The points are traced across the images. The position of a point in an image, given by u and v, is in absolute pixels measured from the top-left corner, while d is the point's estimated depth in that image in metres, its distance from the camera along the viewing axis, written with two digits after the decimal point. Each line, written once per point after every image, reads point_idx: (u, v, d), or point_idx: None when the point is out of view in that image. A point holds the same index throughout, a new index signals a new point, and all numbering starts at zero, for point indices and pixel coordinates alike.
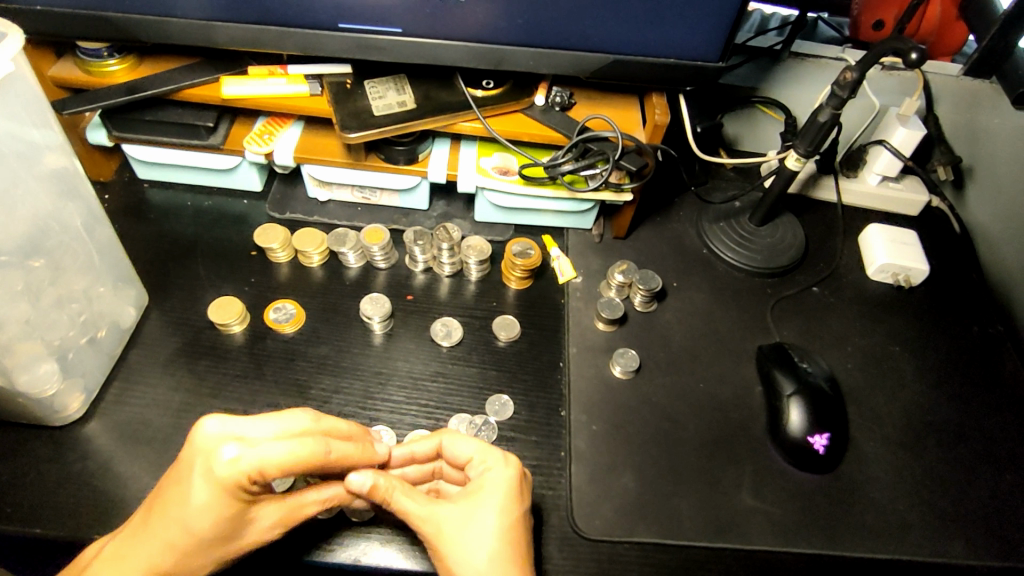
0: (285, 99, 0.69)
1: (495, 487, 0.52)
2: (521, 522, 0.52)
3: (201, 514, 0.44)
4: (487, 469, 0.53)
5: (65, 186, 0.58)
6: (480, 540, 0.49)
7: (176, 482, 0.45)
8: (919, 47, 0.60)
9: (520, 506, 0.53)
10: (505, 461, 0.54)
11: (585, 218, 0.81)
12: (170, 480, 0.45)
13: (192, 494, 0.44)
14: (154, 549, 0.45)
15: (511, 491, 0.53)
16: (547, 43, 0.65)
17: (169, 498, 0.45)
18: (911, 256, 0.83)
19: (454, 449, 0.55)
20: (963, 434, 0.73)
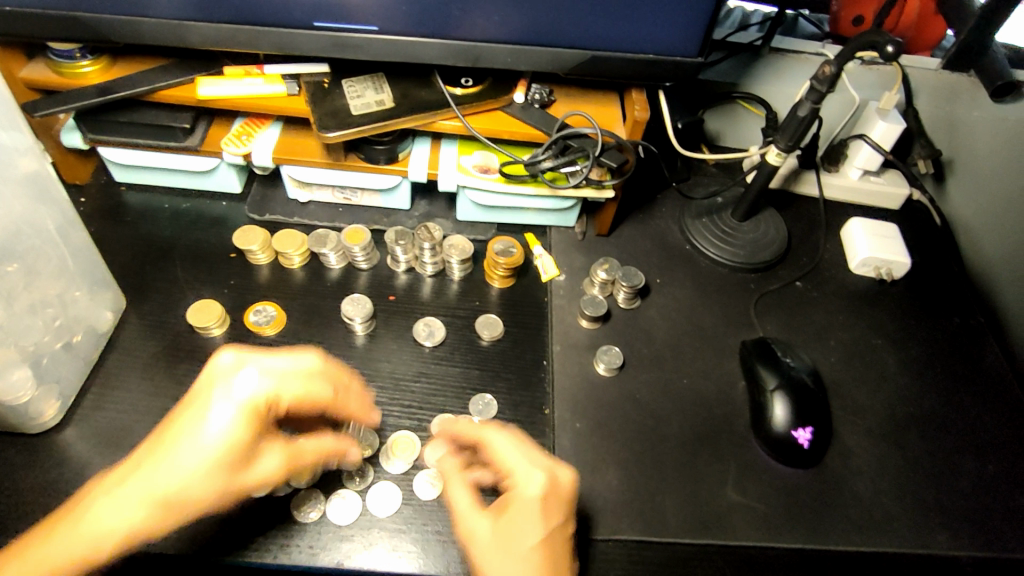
0: (262, 99, 0.68)
1: (526, 505, 0.51)
2: (557, 539, 0.51)
3: (222, 434, 0.48)
4: (520, 483, 0.52)
5: (38, 190, 0.57)
6: (508, 560, 0.50)
7: (196, 404, 0.48)
8: (895, 40, 0.62)
9: (559, 520, 0.52)
10: (544, 475, 0.52)
11: (568, 216, 0.81)
12: (187, 403, 0.49)
13: (215, 415, 0.48)
14: (169, 472, 0.47)
15: (544, 509, 0.51)
16: (525, 39, 0.65)
17: (189, 418, 0.48)
18: (892, 250, 0.84)
19: (499, 450, 0.54)
20: (945, 425, 0.73)
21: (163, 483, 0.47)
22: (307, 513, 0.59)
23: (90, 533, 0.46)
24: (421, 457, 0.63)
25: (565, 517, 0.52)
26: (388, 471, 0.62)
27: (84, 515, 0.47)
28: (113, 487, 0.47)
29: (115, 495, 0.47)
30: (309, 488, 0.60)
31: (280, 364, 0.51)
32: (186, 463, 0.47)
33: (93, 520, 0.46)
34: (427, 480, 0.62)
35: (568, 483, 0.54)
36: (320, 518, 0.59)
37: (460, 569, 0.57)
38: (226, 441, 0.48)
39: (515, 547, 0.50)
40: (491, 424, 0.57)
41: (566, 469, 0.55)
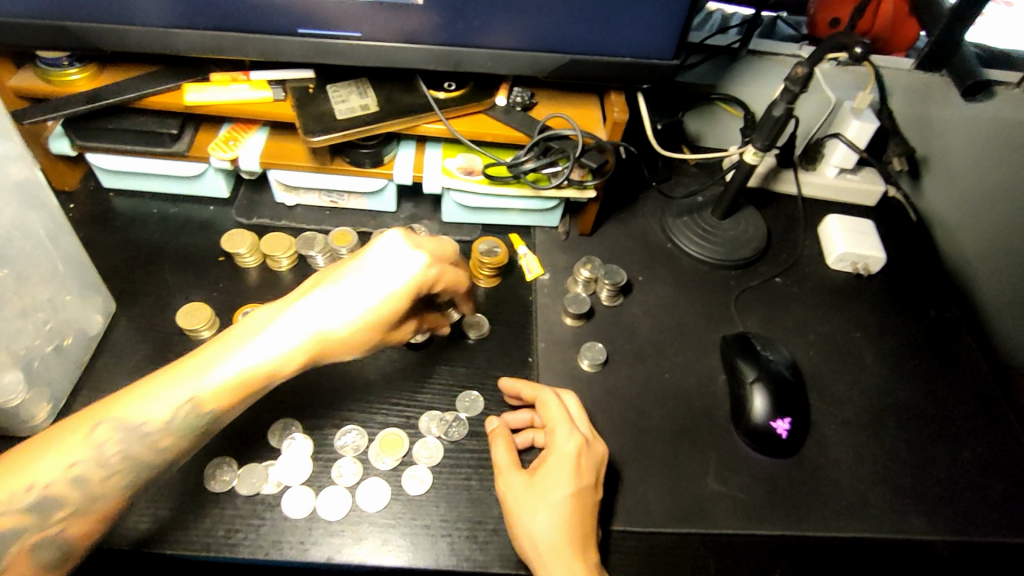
0: (248, 104, 0.70)
1: (562, 460, 0.58)
2: (586, 499, 0.57)
3: (386, 295, 0.53)
4: (557, 441, 0.59)
5: (29, 196, 0.58)
6: (538, 509, 0.56)
7: (364, 263, 0.54)
8: (863, 41, 0.64)
9: (589, 481, 0.58)
10: (580, 438, 0.60)
11: (551, 216, 0.82)
12: (354, 262, 0.54)
13: (379, 275, 0.53)
14: (335, 317, 0.52)
15: (576, 467, 0.58)
16: (505, 44, 0.67)
17: (357, 274, 0.53)
18: (868, 245, 0.86)
19: (546, 411, 0.62)
20: (920, 415, 0.75)
21: (330, 325, 0.52)
22: (297, 510, 0.60)
23: (262, 361, 0.51)
24: (409, 453, 0.64)
25: (594, 480, 0.59)
26: (377, 467, 0.63)
27: (254, 344, 0.51)
28: (281, 320, 0.52)
29: (282, 326, 0.52)
30: (300, 485, 0.62)
31: (431, 246, 0.57)
32: (352, 310, 0.52)
33: (263, 349, 0.51)
34: (415, 476, 0.63)
35: (600, 452, 0.61)
36: (310, 513, 0.60)
37: (448, 561, 0.58)
38: (392, 301, 0.53)
39: (546, 497, 0.56)
40: (549, 390, 0.64)
41: (599, 440, 0.62)
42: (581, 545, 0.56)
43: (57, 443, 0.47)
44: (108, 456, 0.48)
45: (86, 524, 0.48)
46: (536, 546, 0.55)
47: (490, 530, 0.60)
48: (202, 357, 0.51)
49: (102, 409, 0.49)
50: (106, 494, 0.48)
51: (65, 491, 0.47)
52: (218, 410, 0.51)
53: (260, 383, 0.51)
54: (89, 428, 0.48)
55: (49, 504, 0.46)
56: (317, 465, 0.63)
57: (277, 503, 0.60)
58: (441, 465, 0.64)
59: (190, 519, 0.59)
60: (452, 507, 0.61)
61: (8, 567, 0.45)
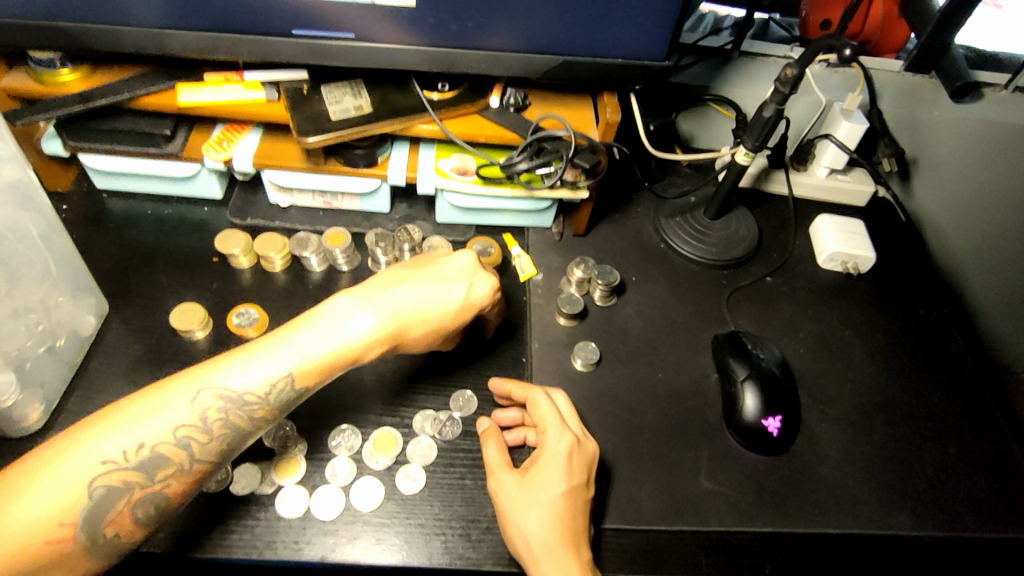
0: (241, 105, 0.70)
1: (552, 460, 0.58)
2: (578, 498, 0.58)
3: (459, 298, 0.62)
4: (548, 441, 0.60)
5: (20, 197, 0.58)
6: (531, 509, 0.56)
7: (442, 270, 0.63)
8: (851, 43, 0.64)
9: (581, 479, 0.59)
10: (570, 437, 0.60)
11: (545, 217, 0.83)
12: (431, 267, 0.63)
13: (454, 282, 0.62)
14: (413, 308, 0.60)
15: (567, 465, 0.58)
16: (498, 45, 0.67)
17: (435, 279, 0.62)
18: (858, 244, 0.87)
19: (536, 411, 0.62)
20: (909, 412, 0.76)
21: (410, 316, 0.60)
22: (291, 510, 0.60)
23: (354, 339, 0.57)
24: (403, 452, 0.65)
25: (586, 479, 0.59)
26: (371, 467, 0.63)
27: (344, 326, 0.57)
28: (372, 304, 0.59)
29: (373, 310, 0.58)
30: (293, 485, 0.62)
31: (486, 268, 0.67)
32: (433, 305, 0.61)
33: (354, 329, 0.57)
34: (409, 475, 0.63)
35: (590, 451, 0.61)
36: (304, 513, 0.60)
37: (442, 560, 0.59)
38: (467, 303, 0.62)
39: (537, 496, 0.57)
40: (538, 389, 0.64)
41: (590, 438, 0.62)
42: (573, 543, 0.56)
43: (162, 402, 0.51)
44: (210, 421, 0.52)
45: (181, 485, 0.52)
46: (529, 546, 0.55)
47: (483, 528, 0.61)
48: (295, 335, 0.56)
49: (200, 375, 0.53)
50: (202, 458, 0.52)
51: (171, 451, 0.50)
52: (304, 386, 0.56)
53: (345, 361, 0.57)
54: (193, 392, 0.52)
55: (157, 463, 0.50)
56: (311, 465, 0.63)
57: (270, 502, 0.60)
58: (435, 464, 0.64)
59: (182, 519, 0.58)
60: (447, 505, 0.62)
61: (112, 522, 0.49)
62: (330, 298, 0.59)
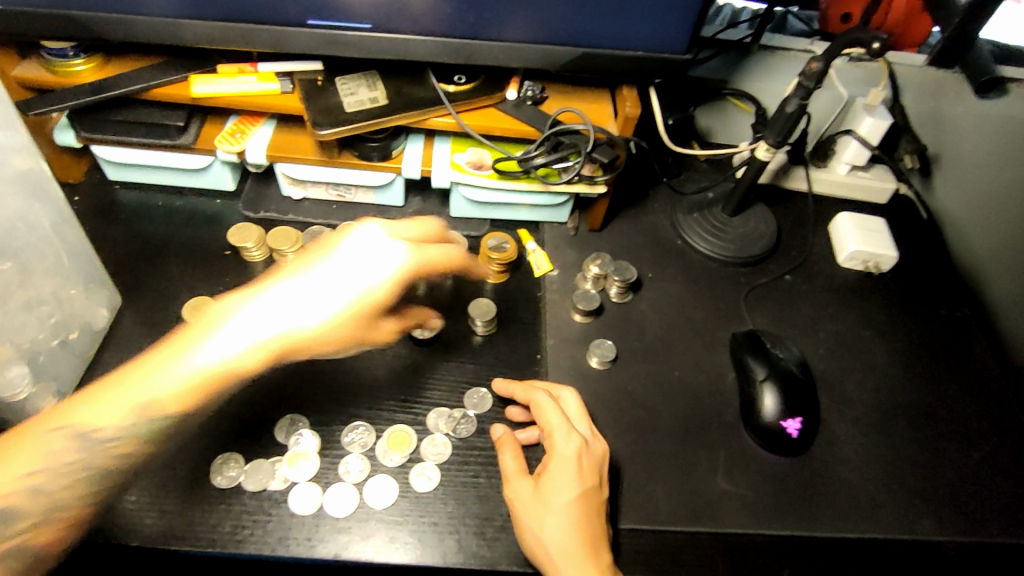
0: (254, 96, 0.69)
1: (562, 464, 0.57)
2: (592, 501, 0.57)
3: (359, 296, 0.59)
4: (556, 445, 0.58)
5: (31, 187, 0.57)
6: (547, 518, 0.55)
7: (336, 254, 0.61)
8: (879, 36, 0.62)
9: (593, 481, 0.58)
10: (578, 440, 0.59)
11: (560, 211, 0.82)
12: (315, 261, 0.61)
13: (345, 279, 0.60)
14: (302, 318, 0.57)
15: (578, 469, 0.57)
16: (516, 37, 0.66)
17: (337, 272, 0.60)
18: (879, 243, 0.85)
19: (542, 413, 0.61)
20: (930, 414, 0.74)
21: (297, 327, 0.57)
22: (304, 506, 0.59)
23: (217, 363, 0.55)
24: (417, 450, 0.64)
25: (598, 480, 0.58)
26: (384, 464, 0.63)
27: (212, 344, 0.56)
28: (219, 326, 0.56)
29: (224, 335, 0.56)
30: (306, 481, 0.61)
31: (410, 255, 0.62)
32: (328, 317, 0.58)
33: (214, 352, 0.55)
34: (423, 473, 0.62)
35: (600, 450, 0.60)
36: (317, 510, 0.59)
37: (456, 559, 0.58)
38: (356, 306, 0.59)
39: (551, 504, 0.56)
40: (541, 391, 0.63)
41: (599, 436, 0.61)
42: (592, 547, 0.55)
43: (13, 451, 0.49)
44: (51, 465, 0.49)
45: (54, 531, 0.49)
46: (548, 553, 0.54)
47: (498, 527, 0.60)
48: (153, 357, 0.55)
49: (65, 414, 0.51)
50: (67, 503, 0.49)
51: (21, 500, 0.48)
52: (202, 405, 0.55)
53: (237, 378, 0.56)
54: (28, 438, 0.50)
55: (11, 515, 0.47)
56: (323, 461, 0.62)
57: (283, 499, 0.60)
58: (450, 462, 0.63)
59: (193, 514, 0.58)
60: (461, 504, 0.61)
61: None
62: (207, 309, 0.58)
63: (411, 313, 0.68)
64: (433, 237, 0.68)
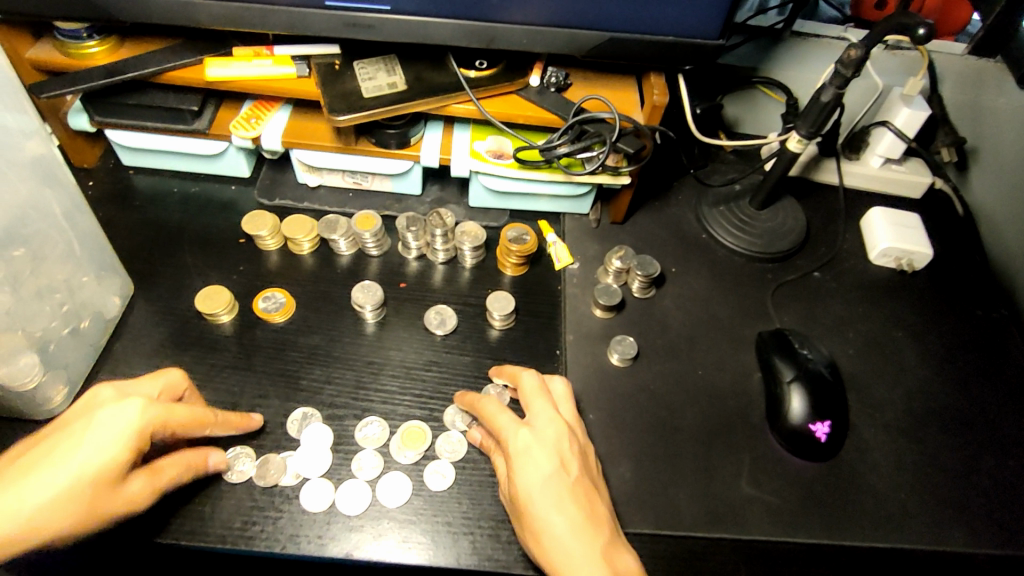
0: (271, 81, 0.67)
1: (515, 460, 0.53)
2: (561, 485, 0.52)
3: (69, 467, 0.45)
4: (508, 445, 0.54)
5: (45, 173, 0.56)
6: (534, 521, 0.51)
7: (73, 428, 0.46)
8: (926, 22, 0.59)
9: (555, 465, 0.52)
10: (524, 430, 0.54)
11: (582, 202, 0.79)
12: (65, 442, 0.46)
13: (54, 457, 0.45)
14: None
15: (533, 462, 0.52)
16: (542, 20, 0.63)
17: (46, 454, 0.45)
18: (913, 240, 0.81)
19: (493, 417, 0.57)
20: (965, 420, 0.71)
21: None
22: (316, 503, 0.58)
23: None
24: (431, 447, 0.62)
25: (561, 462, 0.53)
26: (398, 461, 0.61)
27: None
28: None
29: None
30: (318, 476, 0.60)
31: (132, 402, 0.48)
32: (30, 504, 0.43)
33: None
34: (437, 471, 0.61)
35: (556, 430, 0.54)
36: (329, 507, 0.58)
37: (471, 561, 0.56)
38: (70, 480, 0.44)
39: (527, 508, 0.52)
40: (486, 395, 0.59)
41: (555, 414, 0.55)
42: (577, 534, 0.50)
43: None
44: None
45: None
46: (540, 553, 0.51)
47: (513, 529, 0.58)
48: None
49: None
50: None
51: None
52: None
53: None
54: None
55: None
56: (337, 457, 0.61)
57: (295, 495, 0.59)
58: (465, 461, 0.62)
59: (205, 507, 0.57)
60: (476, 503, 0.59)
61: None
62: None
63: (180, 462, 0.53)
64: (173, 388, 0.53)
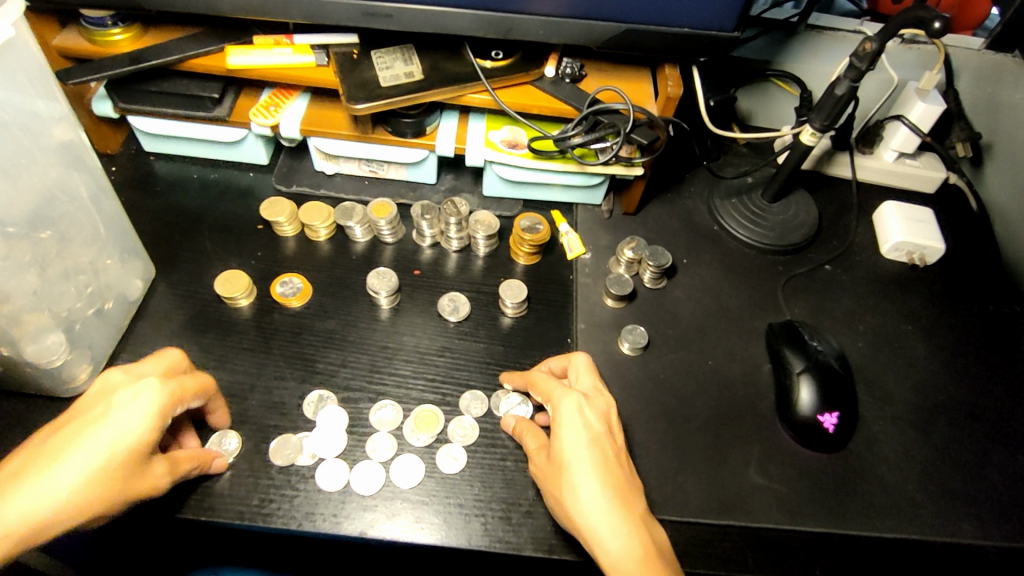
0: (290, 69, 0.68)
1: (564, 417, 0.54)
2: (605, 447, 0.53)
3: (106, 440, 0.46)
4: (557, 403, 0.56)
5: (71, 157, 0.57)
6: (574, 475, 0.51)
7: (100, 409, 0.48)
8: (943, 16, 0.57)
9: (602, 429, 0.55)
10: (575, 394, 0.56)
11: (595, 193, 0.80)
12: (90, 424, 0.47)
13: (86, 431, 0.46)
14: (42, 490, 0.43)
15: (583, 420, 0.54)
16: (557, 11, 0.63)
17: (78, 429, 0.46)
18: (926, 234, 0.81)
19: (543, 384, 0.59)
20: (974, 414, 0.72)
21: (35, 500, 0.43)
22: (332, 483, 0.59)
23: None
24: (444, 430, 0.63)
25: (607, 430, 0.55)
26: (411, 443, 0.62)
27: None
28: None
29: None
30: (334, 457, 0.61)
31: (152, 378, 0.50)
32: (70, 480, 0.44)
33: None
34: (449, 454, 0.62)
35: (604, 403, 0.57)
36: (344, 487, 0.59)
37: (481, 542, 0.57)
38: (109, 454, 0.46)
39: (570, 461, 0.52)
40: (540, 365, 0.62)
41: (603, 391, 0.58)
42: (619, 497, 0.51)
43: None
44: None
45: None
46: (578, 514, 0.50)
47: (524, 512, 0.59)
48: None
49: None
50: None
51: None
52: None
53: None
54: None
55: None
56: (351, 438, 0.63)
57: (311, 474, 0.60)
58: (476, 445, 0.63)
59: (224, 484, 0.59)
60: (487, 486, 0.60)
61: None
62: None
63: (189, 453, 0.55)
64: (178, 369, 0.55)
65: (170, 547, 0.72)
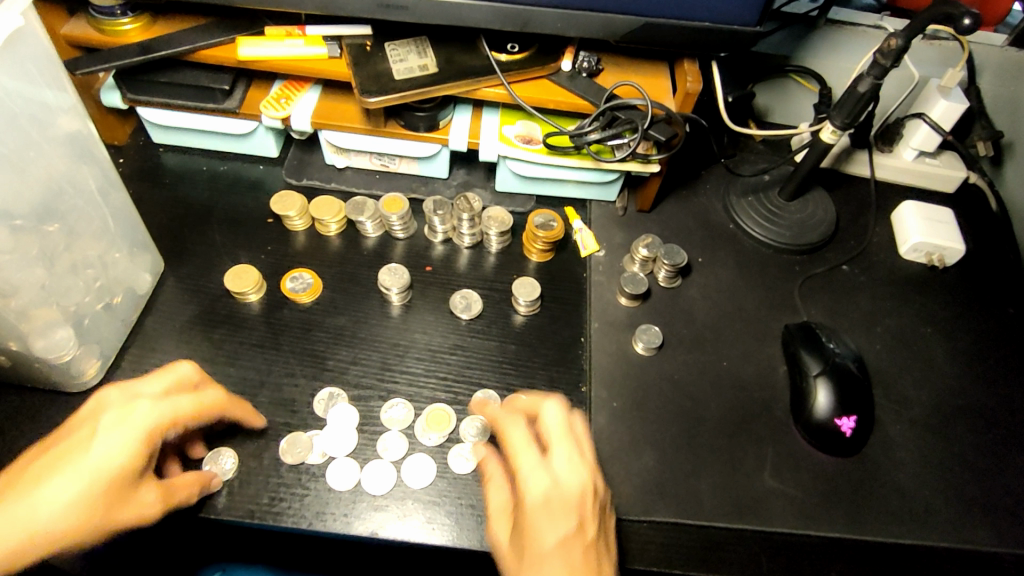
0: (302, 61, 0.67)
1: (529, 513, 0.50)
2: (574, 549, 0.48)
3: (88, 465, 0.47)
4: (527, 486, 0.51)
5: (79, 150, 0.56)
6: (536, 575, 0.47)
7: (89, 431, 0.49)
8: (972, 11, 0.56)
9: (575, 524, 0.49)
10: (545, 481, 0.51)
11: (610, 189, 0.79)
12: (78, 447, 0.48)
13: (72, 454, 0.48)
14: (24, 514, 0.45)
15: (553, 514, 0.49)
16: (576, 4, 0.62)
17: (66, 451, 0.48)
18: (946, 235, 0.80)
19: (515, 444, 0.54)
20: (993, 419, 0.71)
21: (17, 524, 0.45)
22: (342, 482, 0.59)
23: None
24: (456, 430, 0.63)
25: (580, 523, 0.49)
26: (422, 443, 0.62)
27: None
28: None
29: None
30: (344, 456, 0.60)
31: (140, 398, 0.51)
32: (54, 505, 0.46)
33: None
34: (461, 454, 0.61)
35: (583, 487, 0.51)
36: (355, 486, 0.59)
37: None
38: (92, 478, 0.47)
39: (534, 557, 0.48)
40: (516, 418, 0.56)
41: (583, 468, 0.52)
42: None
43: None
44: None
45: None
46: None
47: None
48: None
49: None
50: None
51: None
52: None
53: None
54: None
55: None
56: (362, 437, 0.62)
57: (321, 473, 0.59)
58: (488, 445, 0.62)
59: (234, 482, 0.58)
60: None
61: None
62: None
63: (187, 481, 0.54)
64: (182, 382, 0.54)
65: (177, 543, 0.72)
